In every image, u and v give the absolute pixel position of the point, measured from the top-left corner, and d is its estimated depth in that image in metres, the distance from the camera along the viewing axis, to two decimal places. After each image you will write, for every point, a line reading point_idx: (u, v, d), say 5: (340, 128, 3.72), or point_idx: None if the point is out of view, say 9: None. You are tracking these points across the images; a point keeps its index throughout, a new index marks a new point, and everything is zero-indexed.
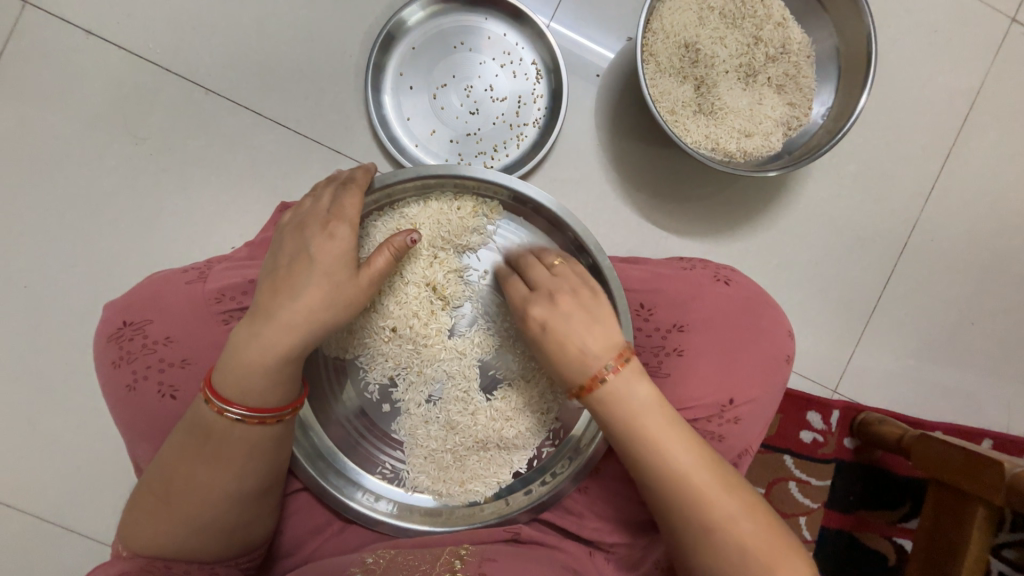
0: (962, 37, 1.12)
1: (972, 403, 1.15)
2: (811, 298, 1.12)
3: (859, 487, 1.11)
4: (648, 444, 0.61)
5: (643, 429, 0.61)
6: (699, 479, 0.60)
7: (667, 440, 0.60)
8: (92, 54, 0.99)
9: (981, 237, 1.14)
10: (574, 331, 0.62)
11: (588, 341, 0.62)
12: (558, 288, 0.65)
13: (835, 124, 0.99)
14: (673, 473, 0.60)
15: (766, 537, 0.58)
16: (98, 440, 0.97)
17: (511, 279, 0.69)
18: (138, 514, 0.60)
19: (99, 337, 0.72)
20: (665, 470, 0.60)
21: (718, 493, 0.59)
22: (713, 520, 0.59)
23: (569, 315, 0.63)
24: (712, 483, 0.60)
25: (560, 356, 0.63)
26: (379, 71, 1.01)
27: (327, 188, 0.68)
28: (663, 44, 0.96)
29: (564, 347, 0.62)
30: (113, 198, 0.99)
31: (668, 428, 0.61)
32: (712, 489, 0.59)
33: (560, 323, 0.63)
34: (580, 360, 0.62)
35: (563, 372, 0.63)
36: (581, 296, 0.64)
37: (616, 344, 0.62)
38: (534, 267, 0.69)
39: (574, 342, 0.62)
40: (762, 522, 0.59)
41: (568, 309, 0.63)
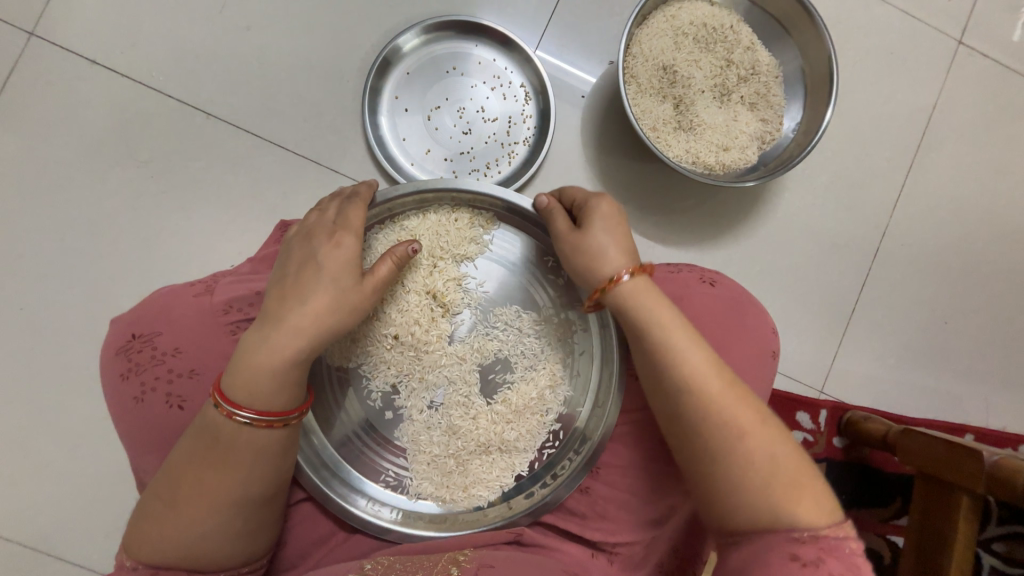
0: (915, 57, 1.22)
1: (951, 400, 1.20)
2: (794, 302, 1.17)
3: (850, 485, 1.14)
4: (661, 341, 0.64)
5: (671, 342, 0.63)
6: (718, 391, 0.60)
7: (696, 355, 0.62)
8: (96, 81, 1.02)
9: (947, 241, 1.22)
10: (609, 239, 0.69)
11: (620, 249, 0.69)
12: (606, 204, 0.72)
13: (805, 137, 1.06)
14: (705, 391, 0.60)
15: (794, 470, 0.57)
16: (92, 461, 0.96)
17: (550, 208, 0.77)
18: (143, 522, 0.60)
19: (107, 351, 0.73)
20: (682, 376, 0.62)
21: (733, 402, 0.60)
22: (732, 435, 0.58)
23: (612, 225, 0.70)
24: (724, 390, 0.61)
25: (592, 252, 0.69)
26: (376, 95, 1.06)
27: (333, 202, 0.71)
28: (642, 67, 1.03)
29: (601, 245, 0.69)
30: (113, 219, 1.01)
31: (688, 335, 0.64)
32: (732, 403, 0.60)
33: (610, 231, 0.70)
34: (617, 255, 0.68)
35: (592, 263, 0.69)
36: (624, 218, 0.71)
37: (636, 259, 0.69)
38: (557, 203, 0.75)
39: (610, 244, 0.69)
40: (786, 453, 0.58)
41: (606, 227, 0.70)
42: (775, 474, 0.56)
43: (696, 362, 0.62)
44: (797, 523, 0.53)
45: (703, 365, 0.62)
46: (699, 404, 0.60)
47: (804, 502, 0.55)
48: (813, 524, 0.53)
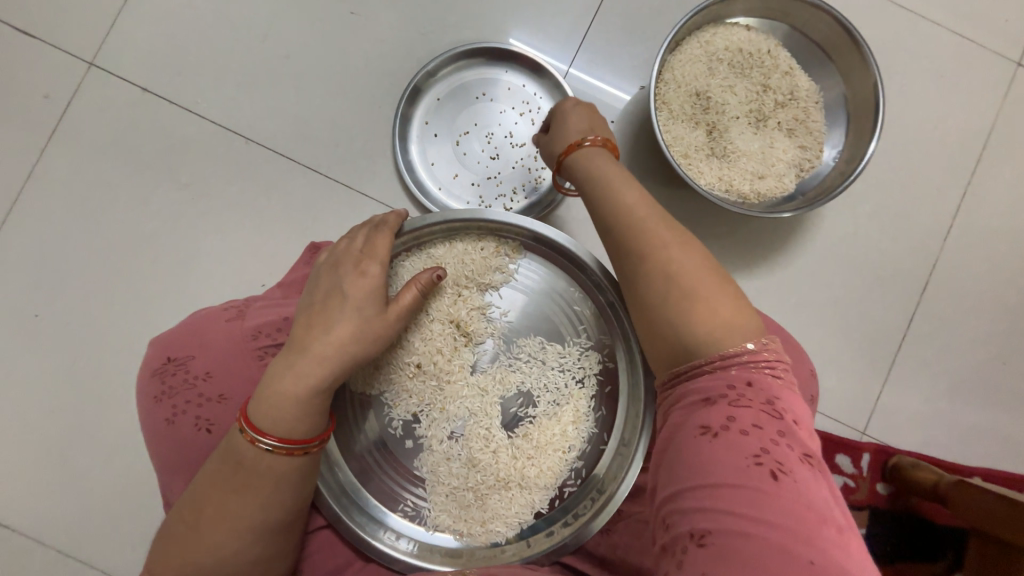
0: (969, 81, 1.15)
1: (1011, 448, 1.10)
2: (832, 336, 1.11)
3: (897, 538, 1.05)
4: (603, 186, 0.65)
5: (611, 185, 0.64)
6: (647, 220, 0.59)
7: (637, 207, 0.61)
8: (146, 108, 1.08)
9: (1006, 275, 1.13)
10: (584, 124, 0.75)
11: (594, 132, 0.75)
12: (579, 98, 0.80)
13: (847, 165, 1.01)
14: (637, 226, 0.60)
15: (719, 298, 0.54)
16: (124, 473, 0.99)
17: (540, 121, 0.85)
18: (166, 545, 0.61)
19: (143, 372, 0.75)
20: (615, 209, 0.62)
21: (664, 229, 0.59)
22: (654, 255, 0.57)
23: (584, 109, 0.77)
24: (656, 220, 0.60)
25: (568, 127, 0.75)
26: (407, 121, 1.08)
27: (361, 229, 0.72)
28: (675, 93, 1.02)
29: (574, 122, 0.76)
30: (155, 239, 1.06)
31: (626, 180, 0.65)
32: (664, 231, 0.58)
33: (579, 122, 0.76)
34: (580, 131, 0.74)
35: (561, 135, 0.75)
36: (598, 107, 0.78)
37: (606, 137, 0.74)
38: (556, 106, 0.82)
39: (582, 123, 0.76)
40: (713, 276, 0.56)
41: (580, 117, 0.76)
42: (691, 290, 0.54)
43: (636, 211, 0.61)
44: (704, 330, 0.52)
45: (637, 206, 0.61)
46: (625, 226, 0.61)
47: (716, 315, 0.53)
48: (716, 331, 0.52)
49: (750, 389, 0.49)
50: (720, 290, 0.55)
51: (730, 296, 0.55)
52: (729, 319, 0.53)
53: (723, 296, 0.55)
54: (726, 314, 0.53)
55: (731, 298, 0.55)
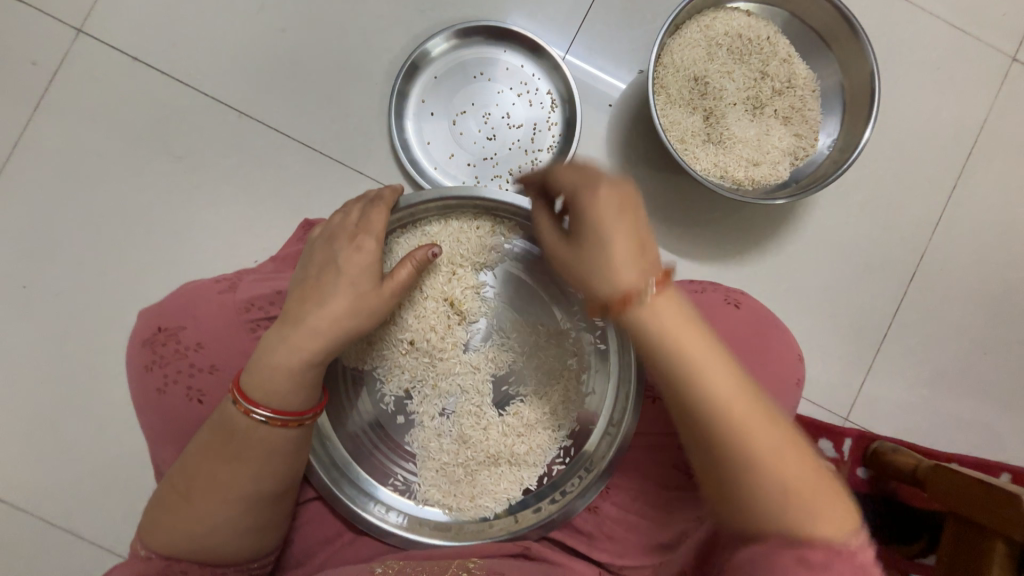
0: (964, 74, 1.16)
1: (987, 435, 1.14)
2: (820, 324, 1.13)
3: (872, 517, 1.09)
4: (677, 359, 0.52)
5: (675, 338, 0.53)
6: (739, 415, 0.50)
7: (709, 367, 0.51)
8: (137, 78, 1.06)
9: (990, 267, 1.15)
10: (620, 239, 0.56)
11: (635, 251, 0.56)
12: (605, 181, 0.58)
13: (841, 154, 1.02)
14: (714, 398, 0.50)
15: (810, 483, 0.48)
16: (114, 445, 0.99)
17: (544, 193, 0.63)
18: (158, 512, 0.61)
19: (132, 342, 0.74)
20: (698, 399, 0.51)
21: (755, 418, 0.50)
22: (750, 459, 0.49)
23: (621, 220, 0.57)
24: (750, 411, 0.50)
25: (602, 251, 0.57)
26: (403, 98, 1.07)
27: (356, 204, 0.71)
28: (673, 77, 1.01)
29: (607, 244, 0.57)
30: (146, 212, 1.04)
31: (705, 343, 0.52)
32: (756, 427, 0.49)
33: (612, 226, 0.57)
34: (629, 249, 0.56)
35: (601, 266, 0.57)
36: (632, 210, 0.58)
37: (658, 265, 0.56)
38: (571, 173, 0.61)
39: (619, 244, 0.56)
40: (810, 468, 0.49)
41: (616, 214, 0.57)
42: (786, 486, 0.48)
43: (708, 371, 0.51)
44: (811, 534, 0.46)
45: (707, 362, 0.52)
46: (712, 408, 0.50)
47: (821, 512, 0.47)
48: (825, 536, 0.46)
49: (841, 558, 0.45)
50: (808, 470, 0.49)
51: (818, 471, 0.49)
52: (828, 513, 0.47)
53: (813, 476, 0.49)
54: (832, 517, 0.47)
55: (829, 487, 0.49)
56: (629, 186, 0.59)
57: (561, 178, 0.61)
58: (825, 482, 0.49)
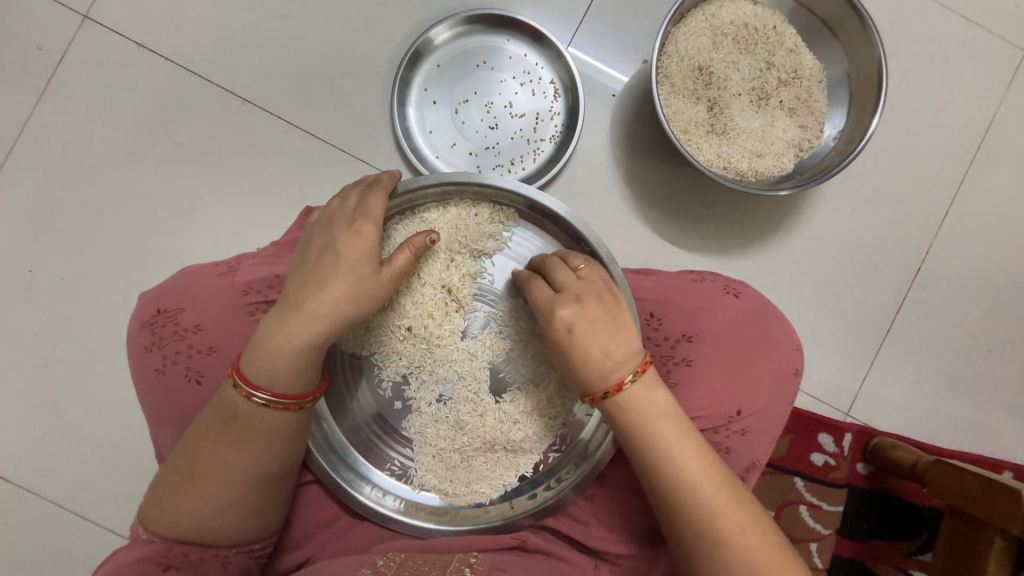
0: (974, 66, 1.14)
1: (990, 433, 1.13)
2: (823, 318, 1.12)
3: (873, 515, 1.08)
4: (661, 454, 0.61)
5: (653, 427, 0.61)
6: (711, 498, 0.60)
7: (681, 450, 0.61)
8: (141, 64, 1.06)
9: (997, 263, 1.14)
10: (599, 335, 0.63)
11: (612, 346, 0.63)
12: (592, 290, 0.66)
13: (846, 146, 1.01)
14: (681, 478, 0.60)
15: (762, 546, 0.58)
16: (118, 428, 1.00)
17: (534, 283, 0.68)
18: (158, 493, 0.62)
19: (133, 323, 0.75)
20: (677, 487, 0.60)
21: (724, 503, 0.59)
22: (722, 533, 0.58)
23: (609, 320, 0.64)
24: (720, 494, 0.60)
25: (586, 358, 0.63)
26: (405, 86, 1.06)
27: (354, 189, 0.71)
28: (677, 67, 1.00)
29: (588, 351, 0.63)
30: (149, 198, 1.05)
31: (678, 430, 0.62)
32: (726, 509, 0.59)
33: (590, 322, 0.63)
34: (615, 344, 0.63)
35: (592, 366, 0.63)
36: (614, 306, 0.65)
37: (639, 353, 0.64)
38: (559, 268, 0.68)
39: (598, 347, 0.63)
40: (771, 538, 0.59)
41: (596, 307, 0.64)
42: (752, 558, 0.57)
43: (680, 452, 0.61)
44: None
45: (678, 444, 0.61)
46: (689, 496, 0.60)
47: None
48: None
49: None
50: (759, 534, 0.59)
51: (768, 533, 0.59)
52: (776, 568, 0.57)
53: (764, 539, 0.59)
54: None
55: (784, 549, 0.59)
56: (615, 287, 0.68)
57: (552, 266, 0.69)
58: (774, 542, 0.59)
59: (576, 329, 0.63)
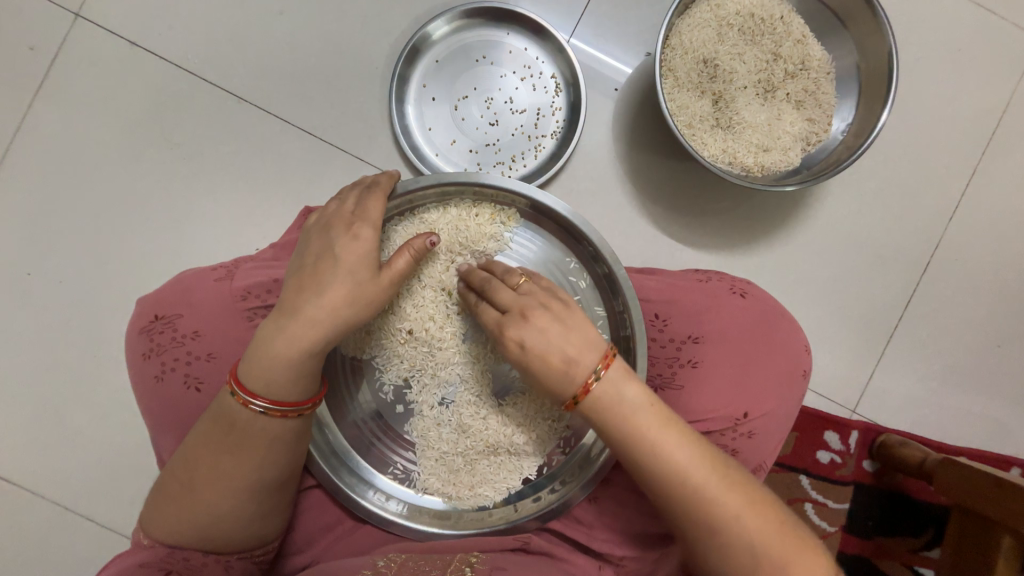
0: (987, 55, 1.11)
1: (999, 429, 1.11)
2: (829, 315, 1.10)
3: (879, 512, 1.07)
4: (642, 446, 0.59)
5: (637, 428, 0.59)
6: (702, 484, 0.58)
7: (670, 448, 0.58)
8: (136, 63, 1.05)
9: (1008, 258, 1.12)
10: (552, 342, 0.61)
11: (569, 351, 0.60)
12: (535, 299, 0.64)
13: (855, 139, 0.98)
14: (674, 475, 0.58)
15: (764, 528, 0.56)
16: (121, 432, 1.00)
17: (482, 305, 0.68)
18: (160, 501, 0.61)
19: (131, 330, 0.75)
20: (664, 477, 0.58)
21: (716, 488, 0.57)
22: (716, 520, 0.57)
23: (559, 325, 0.62)
24: (710, 479, 0.58)
25: (545, 371, 0.61)
26: (404, 82, 1.05)
27: (353, 191, 0.70)
28: (681, 59, 0.98)
29: (545, 366, 0.61)
30: (147, 200, 1.04)
31: (656, 419, 0.59)
32: (719, 493, 0.57)
33: (542, 334, 0.61)
34: (573, 347, 0.60)
35: (557, 377, 0.61)
36: (561, 310, 0.63)
37: (600, 347, 0.61)
38: (500, 287, 0.67)
39: (556, 356, 0.60)
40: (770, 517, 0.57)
41: (544, 315, 0.62)
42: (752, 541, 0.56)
43: (668, 450, 0.59)
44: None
45: (666, 442, 0.59)
46: (679, 485, 0.58)
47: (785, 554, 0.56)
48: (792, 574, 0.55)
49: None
50: (761, 517, 0.57)
51: (771, 513, 0.58)
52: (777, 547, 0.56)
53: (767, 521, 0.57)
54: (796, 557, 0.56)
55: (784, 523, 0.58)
56: (559, 290, 0.66)
57: (495, 284, 0.67)
58: (776, 522, 0.57)
59: (531, 340, 0.61)
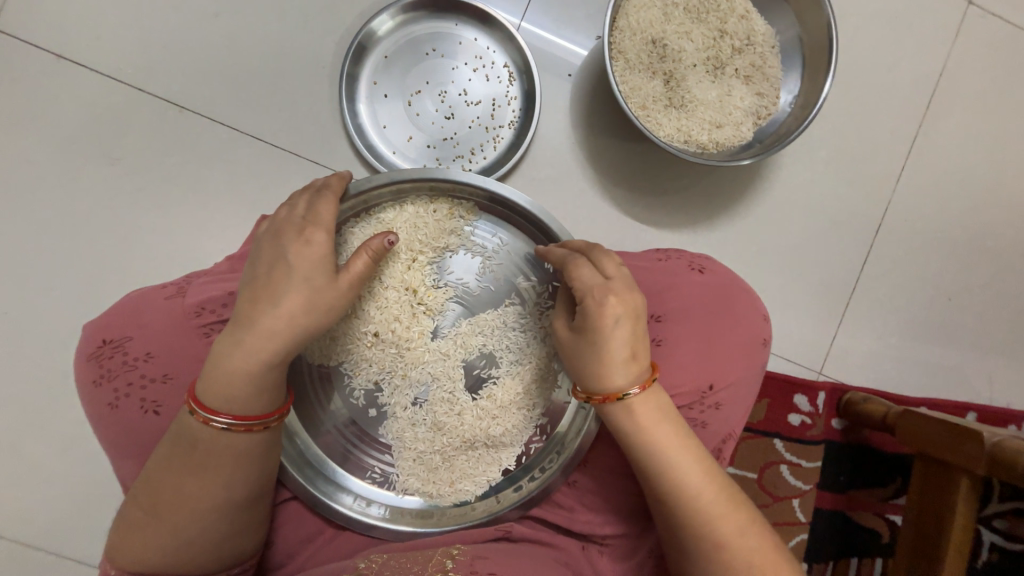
0: (921, 21, 1.15)
1: (955, 378, 1.17)
2: (792, 283, 1.14)
3: (849, 466, 1.12)
4: (652, 457, 0.62)
5: (657, 448, 0.61)
6: (702, 500, 0.60)
7: (678, 458, 0.61)
8: (64, 76, 0.99)
9: (953, 215, 1.17)
10: (632, 336, 0.61)
11: (638, 350, 0.62)
12: (634, 291, 0.63)
13: (802, 110, 1.01)
14: (672, 476, 0.61)
15: (756, 544, 0.59)
16: (86, 462, 0.96)
17: (580, 265, 0.64)
18: (124, 529, 0.60)
19: (80, 357, 0.72)
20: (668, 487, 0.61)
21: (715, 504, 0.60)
22: (711, 537, 0.59)
23: (641, 327, 0.62)
24: (710, 495, 0.61)
25: (617, 353, 0.61)
26: (353, 81, 1.02)
27: (302, 195, 0.68)
28: (630, 41, 0.98)
29: (621, 349, 0.60)
30: (91, 219, 0.99)
31: (669, 432, 0.62)
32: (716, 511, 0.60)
33: (630, 323, 0.61)
34: (636, 348, 0.62)
35: (612, 364, 0.61)
36: (646, 313, 0.63)
37: (649, 366, 0.63)
38: (603, 263, 0.65)
39: (629, 346, 0.61)
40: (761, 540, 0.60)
41: (639, 308, 0.62)
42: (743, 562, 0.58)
43: (676, 460, 0.61)
44: None
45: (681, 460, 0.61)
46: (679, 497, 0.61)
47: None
48: None
49: None
50: (751, 531, 0.60)
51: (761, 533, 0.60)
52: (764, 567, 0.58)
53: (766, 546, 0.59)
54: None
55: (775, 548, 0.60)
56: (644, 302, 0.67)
57: (601, 259, 0.65)
58: (769, 547, 0.59)
59: (615, 324, 0.60)
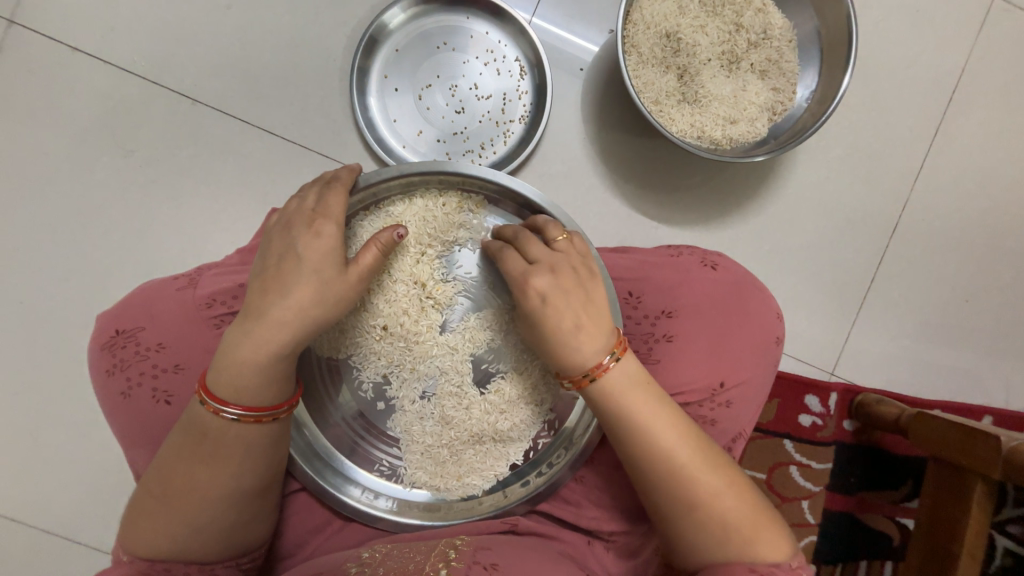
0: (945, 16, 1.12)
1: (971, 381, 1.15)
2: (805, 282, 1.12)
3: (860, 469, 1.11)
4: (632, 425, 0.61)
5: (640, 419, 0.61)
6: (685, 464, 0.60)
7: (657, 423, 0.60)
8: (80, 69, 1.00)
9: (972, 215, 1.14)
10: (570, 307, 0.62)
11: (582, 319, 0.62)
12: (564, 264, 0.64)
13: (819, 106, 0.99)
14: (653, 442, 0.60)
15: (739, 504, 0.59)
16: (100, 450, 0.98)
17: (506, 254, 0.67)
18: (136, 517, 0.60)
19: (93, 347, 0.73)
20: (648, 453, 0.60)
21: (698, 468, 0.60)
22: (694, 502, 0.59)
23: (581, 293, 0.63)
24: (694, 459, 0.60)
25: (557, 331, 0.62)
26: (364, 74, 1.02)
27: (313, 187, 0.68)
28: (644, 35, 0.97)
29: (561, 324, 0.62)
30: (105, 211, 1.00)
31: (646, 395, 0.61)
32: (698, 472, 0.59)
33: (558, 295, 0.62)
34: (587, 318, 0.62)
35: (569, 344, 0.62)
36: (586, 280, 0.64)
37: (612, 333, 0.63)
38: (534, 241, 0.66)
39: (570, 317, 0.62)
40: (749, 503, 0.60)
41: (569, 277, 0.64)
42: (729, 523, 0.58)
43: (654, 425, 0.60)
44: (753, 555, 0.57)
45: (679, 450, 0.60)
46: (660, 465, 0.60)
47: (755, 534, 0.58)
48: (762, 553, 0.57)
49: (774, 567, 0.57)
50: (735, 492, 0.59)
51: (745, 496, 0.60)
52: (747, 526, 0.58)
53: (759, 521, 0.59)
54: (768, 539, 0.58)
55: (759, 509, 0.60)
56: (595, 260, 0.66)
57: (526, 237, 0.67)
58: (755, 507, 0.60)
59: (546, 300, 0.63)
